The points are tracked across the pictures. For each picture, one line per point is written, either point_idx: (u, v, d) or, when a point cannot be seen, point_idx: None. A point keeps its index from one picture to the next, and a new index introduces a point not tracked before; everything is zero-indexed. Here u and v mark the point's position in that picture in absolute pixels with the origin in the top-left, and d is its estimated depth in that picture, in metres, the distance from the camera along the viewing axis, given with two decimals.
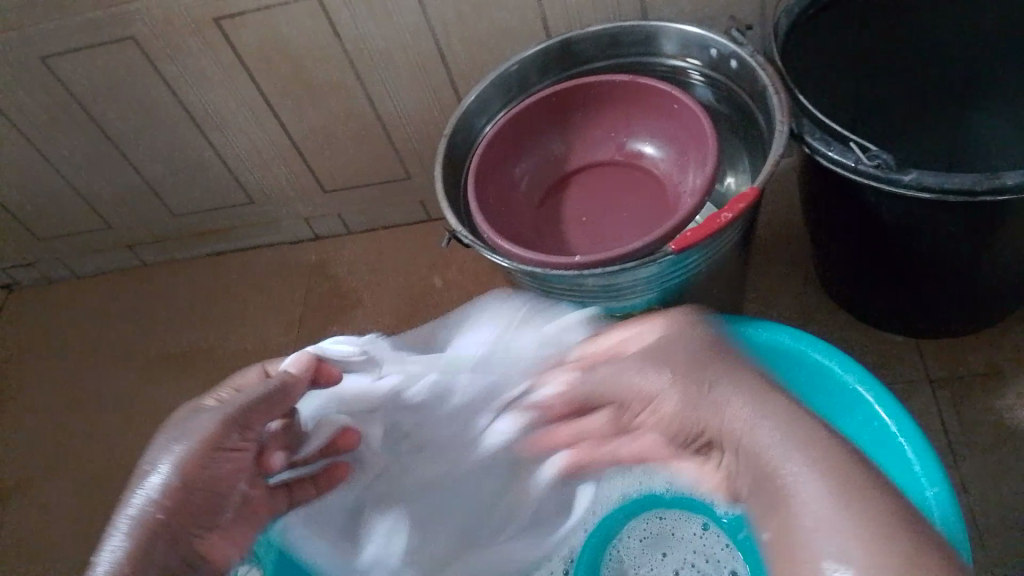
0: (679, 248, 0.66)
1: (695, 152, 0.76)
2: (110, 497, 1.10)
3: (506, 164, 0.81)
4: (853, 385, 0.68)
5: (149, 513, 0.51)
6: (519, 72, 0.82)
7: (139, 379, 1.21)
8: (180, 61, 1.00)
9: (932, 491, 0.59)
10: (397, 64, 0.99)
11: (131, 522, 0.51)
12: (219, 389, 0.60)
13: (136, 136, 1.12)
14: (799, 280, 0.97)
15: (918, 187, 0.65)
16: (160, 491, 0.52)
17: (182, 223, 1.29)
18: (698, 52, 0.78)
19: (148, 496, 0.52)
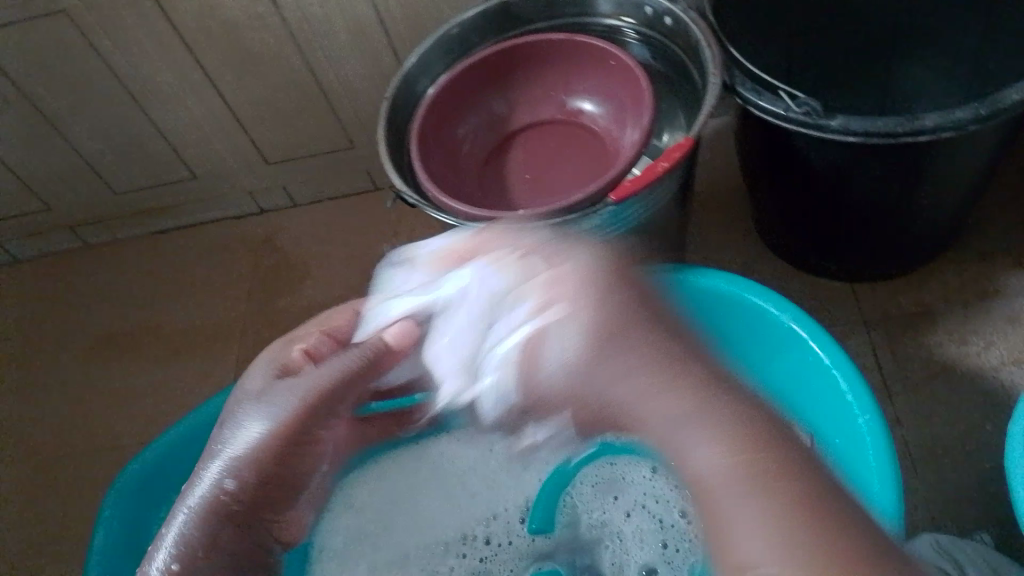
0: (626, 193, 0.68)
1: (631, 107, 0.78)
2: (66, 478, 1.10)
3: (450, 123, 0.82)
4: (788, 324, 0.70)
5: (215, 492, 0.59)
6: (460, 34, 0.83)
7: (88, 361, 1.21)
8: (114, 34, 0.99)
9: (864, 418, 0.63)
10: (336, 32, 0.99)
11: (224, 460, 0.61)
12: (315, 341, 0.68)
13: (71, 113, 1.11)
14: (739, 231, 0.99)
15: (844, 131, 0.68)
16: (228, 471, 0.60)
17: (122, 201, 1.27)
18: (632, 11, 0.80)
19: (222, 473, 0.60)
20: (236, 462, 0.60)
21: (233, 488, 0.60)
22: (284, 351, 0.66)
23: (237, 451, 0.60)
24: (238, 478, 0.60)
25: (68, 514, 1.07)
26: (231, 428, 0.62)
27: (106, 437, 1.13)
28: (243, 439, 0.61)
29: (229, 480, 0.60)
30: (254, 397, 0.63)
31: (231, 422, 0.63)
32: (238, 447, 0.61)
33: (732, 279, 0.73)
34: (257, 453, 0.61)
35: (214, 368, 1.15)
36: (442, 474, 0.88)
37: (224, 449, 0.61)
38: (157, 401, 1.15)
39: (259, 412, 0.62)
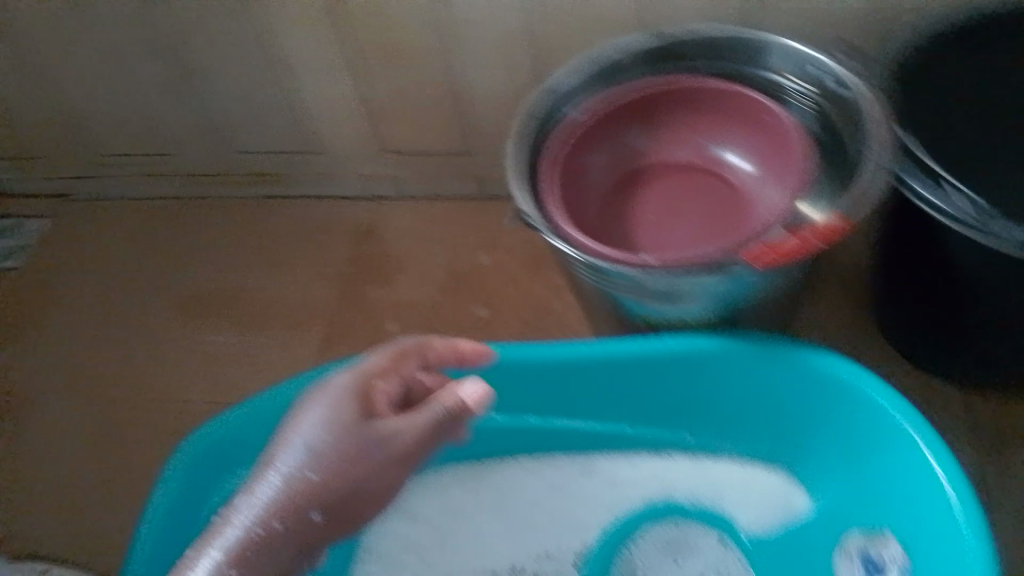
0: (775, 261, 0.65)
1: (784, 170, 0.75)
2: (136, 423, 1.12)
3: (585, 150, 0.80)
4: (904, 427, 0.67)
5: (270, 524, 0.49)
6: (616, 61, 0.81)
7: (176, 311, 1.23)
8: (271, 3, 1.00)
9: (975, 547, 0.60)
10: (484, 38, 0.98)
11: (278, 489, 0.50)
12: (379, 376, 0.59)
13: (212, 70, 1.13)
14: (852, 313, 0.94)
15: (1004, 240, 0.65)
16: (290, 490, 0.50)
17: (240, 162, 1.29)
18: (800, 72, 0.77)
19: (306, 498, 0.50)
20: (302, 494, 0.50)
21: (294, 525, 0.50)
22: (361, 382, 0.57)
23: (301, 481, 0.50)
24: (302, 514, 0.50)
25: (132, 459, 1.09)
26: (292, 453, 0.51)
27: (182, 389, 1.14)
28: (314, 470, 0.51)
29: (291, 514, 0.50)
30: (332, 426, 0.52)
31: (279, 439, 0.53)
32: (308, 476, 0.50)
33: (848, 366, 0.70)
34: (329, 489, 0.51)
35: (296, 343, 1.15)
36: (500, 498, 0.85)
37: (280, 473, 0.50)
38: (235, 364, 1.16)
39: (337, 444, 0.52)
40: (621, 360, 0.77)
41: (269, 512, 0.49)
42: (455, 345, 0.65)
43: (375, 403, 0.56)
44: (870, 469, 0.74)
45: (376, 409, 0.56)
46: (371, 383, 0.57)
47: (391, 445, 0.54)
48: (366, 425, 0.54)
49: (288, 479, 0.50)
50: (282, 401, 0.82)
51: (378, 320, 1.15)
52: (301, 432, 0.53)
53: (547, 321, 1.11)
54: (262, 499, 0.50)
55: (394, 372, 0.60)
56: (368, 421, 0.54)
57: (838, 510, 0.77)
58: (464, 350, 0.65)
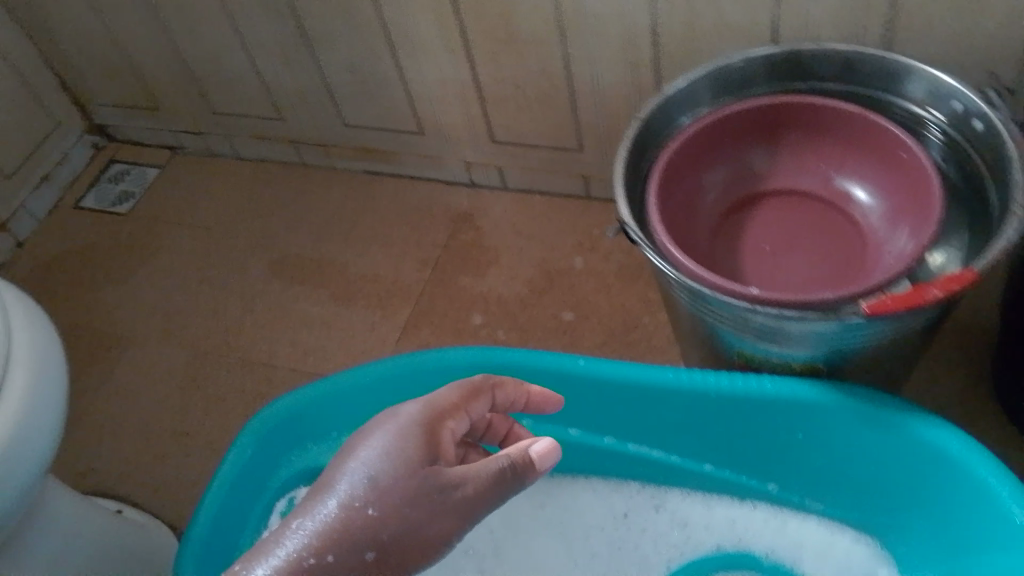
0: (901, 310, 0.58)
1: (914, 213, 0.68)
2: (215, 380, 1.12)
3: (698, 165, 0.75)
4: (1018, 519, 0.59)
5: (320, 555, 0.46)
6: (742, 70, 0.75)
7: (267, 275, 1.23)
8: None
9: None
10: (607, 34, 0.94)
11: (332, 518, 0.47)
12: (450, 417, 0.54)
13: (329, 38, 1.11)
14: (969, 374, 0.87)
15: None
16: (345, 520, 0.47)
17: (347, 135, 1.28)
18: (944, 104, 0.70)
19: (362, 533, 0.47)
20: (356, 529, 0.47)
21: (346, 561, 0.47)
22: (433, 416, 0.53)
23: (357, 515, 0.48)
24: (355, 552, 0.47)
25: (206, 415, 1.09)
26: (352, 482, 0.49)
27: (262, 353, 1.14)
28: (372, 507, 0.48)
29: (344, 549, 0.47)
30: (395, 464, 0.49)
31: (341, 462, 0.51)
32: (365, 512, 0.48)
33: (967, 442, 0.63)
34: (387, 529, 0.48)
35: (379, 322, 1.14)
36: (566, 521, 0.82)
37: (337, 502, 0.48)
38: (317, 336, 1.15)
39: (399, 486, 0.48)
40: (712, 396, 0.72)
41: (320, 542, 0.47)
42: (524, 390, 0.59)
43: (442, 444, 0.52)
44: (975, 559, 0.66)
45: (443, 451, 0.51)
46: (441, 423, 0.53)
47: (454, 495, 0.50)
48: (430, 469, 0.50)
49: (346, 509, 0.48)
50: (357, 386, 0.80)
51: (463, 310, 1.12)
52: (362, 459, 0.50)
53: (636, 335, 1.06)
54: (315, 525, 0.47)
55: (466, 411, 0.55)
56: (433, 463, 0.50)
57: None
58: (534, 396, 0.59)
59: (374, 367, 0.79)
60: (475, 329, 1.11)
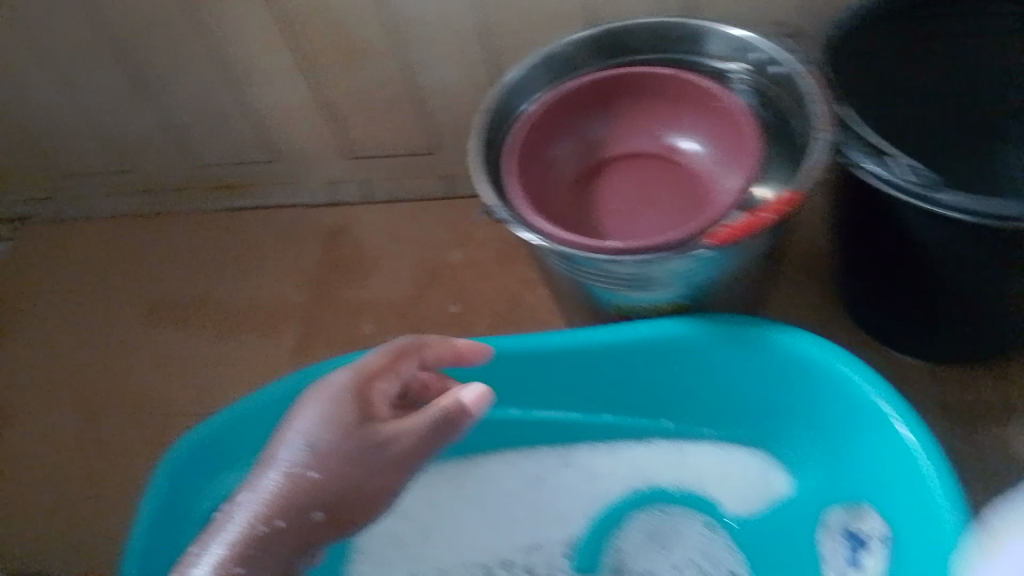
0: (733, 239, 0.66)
1: (739, 153, 0.76)
2: (112, 438, 1.11)
3: (546, 143, 0.81)
4: (875, 399, 0.68)
5: (272, 521, 0.51)
6: (569, 54, 0.82)
7: (147, 326, 1.22)
8: (224, 9, 1.00)
9: (948, 510, 0.60)
10: (440, 36, 0.99)
11: (279, 486, 0.52)
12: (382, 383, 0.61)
13: (168, 81, 1.12)
14: (816, 292, 0.96)
15: (951, 206, 0.66)
16: (290, 486, 0.52)
17: (203, 174, 1.28)
18: (745, 55, 0.79)
19: (307, 494, 0.52)
20: (301, 493, 0.52)
21: (295, 523, 0.52)
22: (361, 380, 0.60)
23: (302, 480, 0.52)
24: (302, 513, 0.52)
25: (110, 473, 1.08)
26: (292, 452, 0.53)
27: (157, 402, 1.13)
28: (314, 469, 0.53)
29: (292, 513, 0.52)
30: (330, 427, 0.55)
31: (279, 438, 0.56)
32: (308, 476, 0.53)
33: (819, 343, 0.71)
34: (330, 489, 0.53)
35: (271, 348, 1.15)
36: (484, 492, 0.87)
37: (280, 472, 0.53)
38: (209, 374, 1.15)
39: (336, 444, 0.54)
40: (596, 349, 0.78)
41: (268, 511, 0.51)
42: (450, 345, 0.68)
43: (374, 402, 0.59)
44: (849, 447, 0.74)
45: (376, 408, 0.59)
46: (372, 385, 0.60)
47: (394, 445, 0.57)
48: (365, 427, 0.57)
49: (289, 477, 0.52)
50: (266, 403, 0.83)
51: (351, 321, 1.15)
52: (299, 431, 0.55)
53: (520, 315, 1.11)
54: (262, 497, 0.52)
55: (393, 372, 0.64)
56: (368, 421, 0.57)
57: (822, 488, 0.77)
58: (458, 351, 0.68)
59: (276, 386, 0.82)
60: (366, 338, 1.14)
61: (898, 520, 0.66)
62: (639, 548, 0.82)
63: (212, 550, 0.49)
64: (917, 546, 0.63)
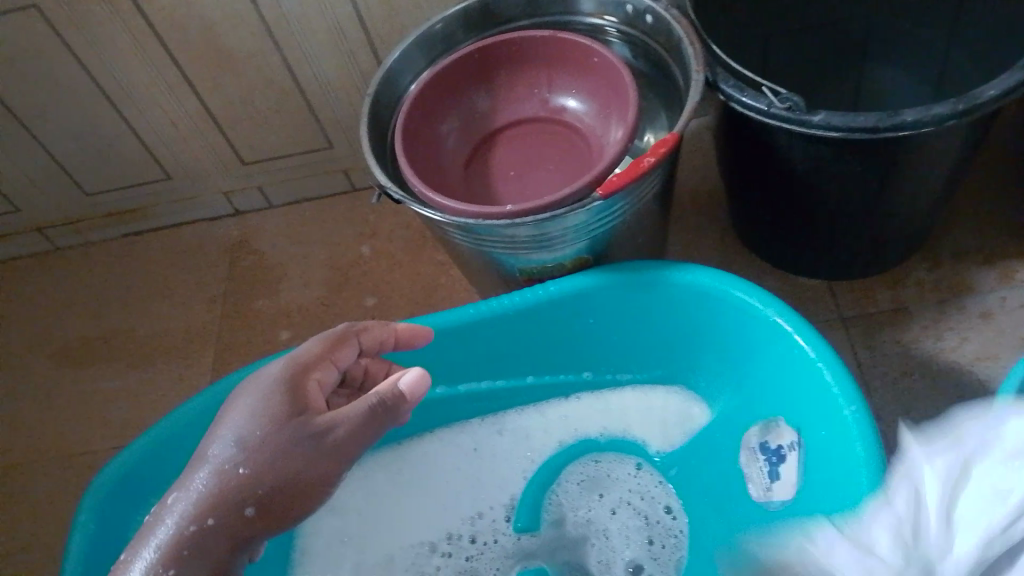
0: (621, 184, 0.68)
1: (617, 103, 0.78)
2: (36, 485, 1.08)
3: (432, 120, 0.82)
4: (773, 318, 0.71)
5: (201, 519, 0.52)
6: (443, 31, 0.83)
7: (57, 366, 1.18)
8: (89, 31, 0.97)
9: (851, 409, 0.63)
10: (315, 29, 0.98)
11: (208, 483, 0.52)
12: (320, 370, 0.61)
13: (41, 113, 1.09)
14: (715, 231, 0.99)
15: (826, 126, 0.69)
16: (218, 483, 0.52)
17: (94, 203, 1.25)
18: (613, 9, 0.80)
19: (238, 491, 0.52)
20: (230, 490, 0.52)
21: (227, 520, 0.52)
22: (295, 370, 0.59)
23: (232, 476, 0.52)
24: (234, 509, 0.52)
25: (40, 521, 1.05)
26: (224, 448, 0.54)
27: (79, 441, 1.11)
28: (242, 465, 0.53)
29: (222, 510, 0.52)
30: (261, 420, 0.54)
31: (211, 436, 0.56)
32: (237, 472, 0.53)
33: (715, 274, 0.74)
34: (261, 484, 0.53)
35: (190, 369, 1.13)
36: (421, 475, 0.87)
37: (211, 469, 0.53)
38: (130, 405, 1.13)
39: (267, 437, 0.53)
40: (508, 315, 0.80)
41: (197, 511, 0.52)
42: (392, 329, 0.68)
43: (310, 391, 0.58)
44: (756, 368, 0.77)
45: (310, 398, 0.58)
46: (307, 374, 0.59)
47: (327, 437, 0.54)
48: (300, 418, 0.55)
49: (219, 473, 0.53)
50: (186, 422, 0.82)
51: (268, 329, 1.14)
52: (229, 427, 0.55)
53: (436, 297, 1.12)
54: (193, 496, 0.52)
55: (331, 361, 0.62)
56: (303, 413, 0.55)
57: (737, 412, 0.81)
58: (399, 333, 0.68)
59: (192, 401, 0.81)
60: (285, 344, 1.13)
61: (808, 428, 0.70)
62: (574, 499, 0.84)
63: (143, 557, 0.50)
64: (828, 449, 0.66)
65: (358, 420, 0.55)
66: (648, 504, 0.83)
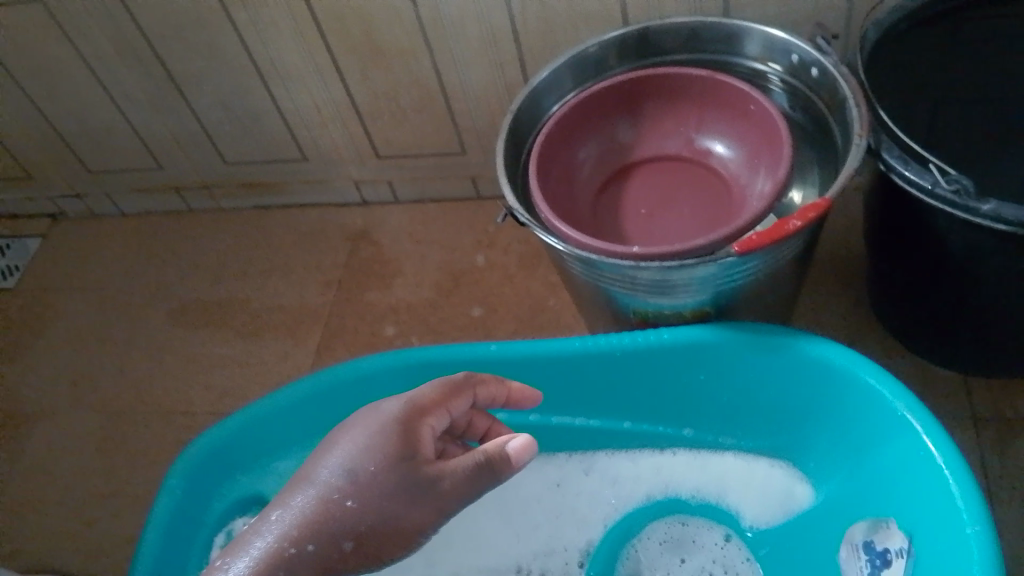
0: (759, 246, 0.64)
1: (768, 156, 0.74)
2: (135, 436, 1.11)
3: (573, 145, 0.79)
4: (902, 413, 0.66)
5: (302, 543, 0.50)
6: (597, 55, 0.80)
7: (172, 324, 1.22)
8: (254, 11, 1.00)
9: (974, 529, 0.57)
10: (469, 36, 0.98)
11: (312, 506, 0.51)
12: (431, 418, 0.58)
13: (198, 81, 1.12)
14: (849, 301, 0.94)
15: (994, 217, 0.63)
16: (321, 509, 0.51)
17: (230, 173, 1.28)
18: (779, 57, 0.77)
19: (342, 521, 0.51)
20: (334, 520, 0.51)
21: (326, 552, 0.50)
22: (411, 412, 0.57)
23: (338, 507, 0.51)
24: (333, 542, 0.50)
25: (132, 471, 1.08)
26: (332, 474, 0.52)
27: (180, 400, 1.13)
28: (349, 497, 0.51)
29: (322, 538, 0.50)
30: (372, 455, 0.53)
31: (313, 463, 0.55)
32: (344, 504, 0.51)
33: (848, 352, 0.69)
34: (365, 519, 0.51)
35: (294, 349, 1.15)
36: (501, 500, 0.85)
37: (317, 494, 0.51)
38: (233, 374, 1.15)
39: (379, 474, 0.52)
40: (617, 356, 0.77)
41: (300, 533, 0.50)
42: (505, 385, 0.64)
43: (422, 437, 0.56)
44: (873, 460, 0.71)
45: (423, 443, 0.55)
46: (421, 420, 0.57)
47: (437, 486, 0.53)
48: (409, 462, 0.53)
49: (325, 501, 0.51)
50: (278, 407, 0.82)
51: (374, 322, 1.15)
52: (336, 457, 0.54)
53: (544, 319, 1.10)
54: (294, 517, 0.51)
55: (445, 408, 0.60)
56: (413, 456, 0.54)
57: (842, 501, 0.75)
58: (513, 392, 0.64)
59: (288, 387, 0.81)
60: (389, 340, 1.13)
61: (922, 536, 0.64)
62: (653, 559, 0.81)
63: (238, 564, 0.48)
64: (942, 565, 0.61)
65: (472, 474, 0.54)
66: None
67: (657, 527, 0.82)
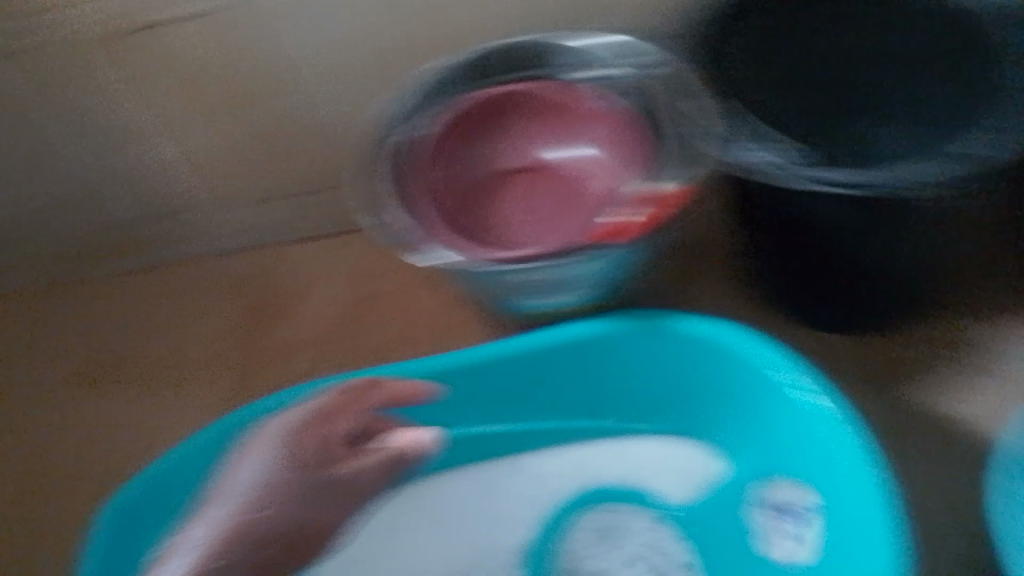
0: (607, 239, 0.74)
1: (632, 153, 0.82)
2: (18, 543, 0.98)
3: (448, 163, 0.84)
4: (798, 378, 0.72)
5: (220, 552, 0.54)
6: (460, 77, 0.85)
7: (26, 425, 1.05)
8: (72, 60, 0.85)
9: (876, 476, 0.66)
10: (334, 88, 0.93)
11: (229, 514, 0.56)
12: (331, 423, 0.65)
13: (12, 144, 0.95)
14: (731, 286, 0.98)
15: (849, 185, 0.70)
16: (239, 516, 0.56)
17: (60, 243, 1.10)
18: (626, 61, 0.84)
19: (256, 524, 0.56)
20: (251, 527, 0.56)
21: (245, 555, 0.56)
22: (310, 423, 0.64)
23: (254, 516, 0.56)
24: (252, 544, 0.56)
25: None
26: (245, 487, 0.58)
27: (61, 498, 1.00)
28: (263, 506, 0.57)
29: (241, 543, 0.55)
30: (281, 464, 0.59)
31: (224, 479, 0.60)
32: (259, 515, 0.57)
33: (738, 328, 0.75)
34: (282, 519, 0.58)
35: (179, 421, 1.03)
36: (427, 515, 0.85)
37: (233, 504, 0.56)
38: (112, 454, 1.02)
39: (284, 480, 0.59)
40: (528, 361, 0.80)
41: (222, 542, 0.55)
42: (402, 387, 0.72)
43: (325, 441, 0.64)
44: (775, 424, 0.78)
45: (330, 448, 0.64)
46: (324, 426, 0.65)
47: (355, 478, 0.65)
48: (320, 462, 0.62)
49: (241, 510, 0.56)
50: (183, 461, 0.80)
51: (267, 380, 1.04)
52: (246, 472, 0.59)
53: None
54: (210, 526, 0.55)
55: (348, 412, 0.68)
56: (324, 460, 0.63)
57: (753, 467, 0.82)
58: (406, 392, 0.72)
59: (195, 438, 0.79)
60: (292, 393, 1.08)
61: (830, 488, 0.72)
62: (588, 548, 0.83)
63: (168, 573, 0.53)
64: (852, 511, 0.69)
65: (384, 466, 0.67)
66: (664, 558, 0.81)
67: (587, 518, 0.84)
